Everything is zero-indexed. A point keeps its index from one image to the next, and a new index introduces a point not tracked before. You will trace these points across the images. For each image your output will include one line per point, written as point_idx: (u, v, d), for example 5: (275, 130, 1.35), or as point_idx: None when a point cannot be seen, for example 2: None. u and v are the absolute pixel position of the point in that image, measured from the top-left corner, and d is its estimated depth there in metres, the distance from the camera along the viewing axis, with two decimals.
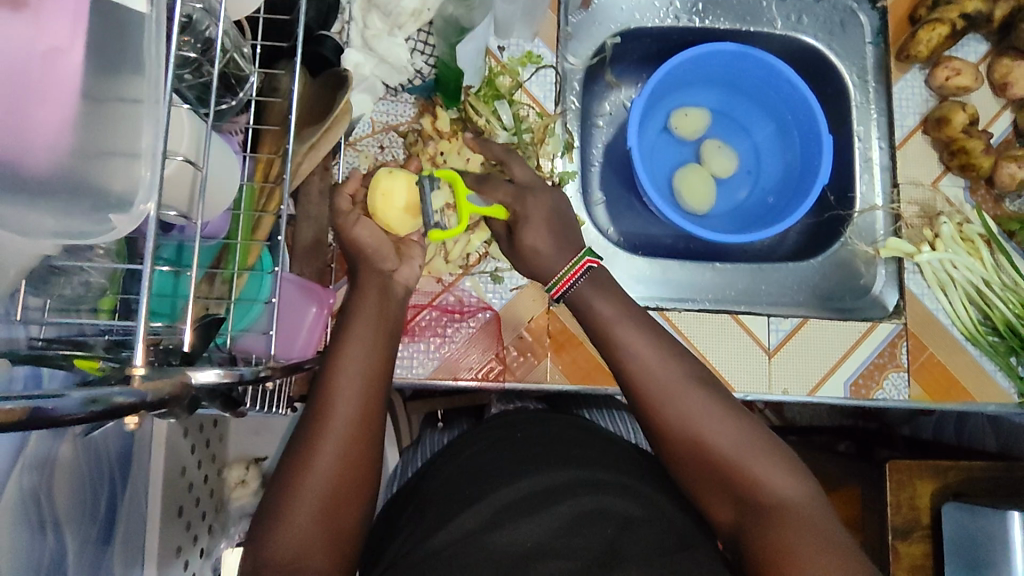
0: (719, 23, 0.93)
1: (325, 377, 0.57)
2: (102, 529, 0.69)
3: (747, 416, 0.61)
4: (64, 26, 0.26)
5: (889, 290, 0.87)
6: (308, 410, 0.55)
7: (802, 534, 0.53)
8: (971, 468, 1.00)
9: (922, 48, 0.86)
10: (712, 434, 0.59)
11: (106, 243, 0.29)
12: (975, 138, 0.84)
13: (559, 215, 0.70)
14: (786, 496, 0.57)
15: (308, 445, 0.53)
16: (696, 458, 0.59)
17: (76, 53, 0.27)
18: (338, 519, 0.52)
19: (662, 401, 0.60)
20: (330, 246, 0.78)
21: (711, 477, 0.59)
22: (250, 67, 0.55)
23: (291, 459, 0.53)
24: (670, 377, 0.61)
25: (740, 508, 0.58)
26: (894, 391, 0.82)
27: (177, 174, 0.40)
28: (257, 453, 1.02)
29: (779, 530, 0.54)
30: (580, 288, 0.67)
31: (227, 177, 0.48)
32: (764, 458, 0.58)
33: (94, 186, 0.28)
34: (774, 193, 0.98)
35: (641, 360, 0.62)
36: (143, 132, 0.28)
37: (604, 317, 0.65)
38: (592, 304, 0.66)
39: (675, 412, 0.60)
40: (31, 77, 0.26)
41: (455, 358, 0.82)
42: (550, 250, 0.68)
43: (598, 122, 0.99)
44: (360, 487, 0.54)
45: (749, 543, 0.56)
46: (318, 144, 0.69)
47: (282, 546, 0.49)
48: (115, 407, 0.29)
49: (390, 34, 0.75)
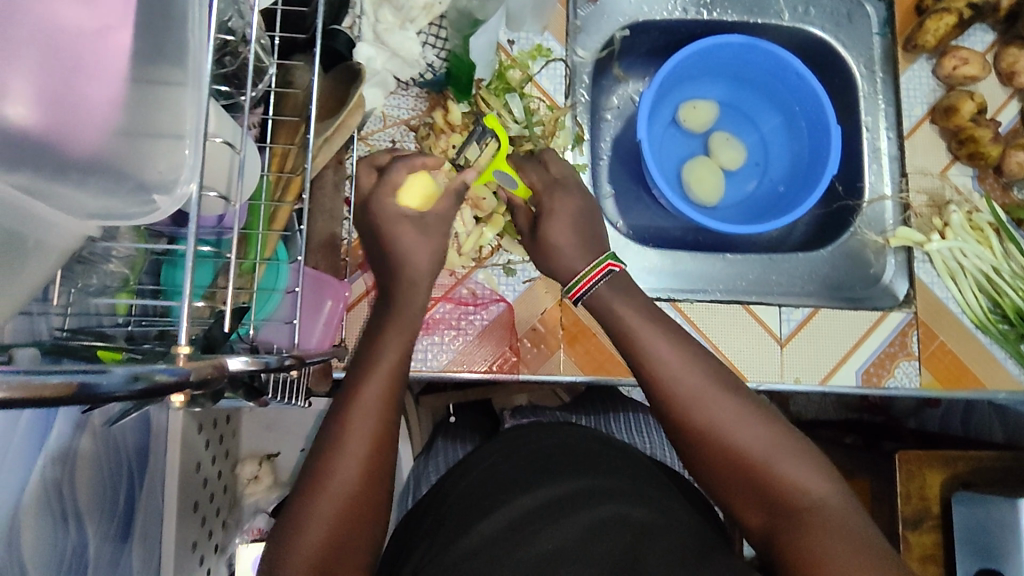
0: (727, 15, 0.94)
1: (353, 388, 0.60)
2: (120, 526, 0.69)
3: (773, 418, 0.63)
4: (115, 7, 0.27)
5: (899, 279, 0.88)
6: (335, 416, 0.58)
7: (827, 535, 0.54)
8: (981, 458, 1.00)
9: (930, 37, 0.87)
10: (734, 435, 0.61)
11: (147, 225, 0.30)
12: (983, 126, 0.85)
13: (577, 218, 0.75)
14: (811, 495, 0.58)
15: (331, 451, 0.56)
16: (720, 459, 0.61)
17: (125, 33, 0.27)
18: (365, 516, 0.56)
19: (686, 405, 0.63)
20: (343, 241, 0.80)
21: (731, 476, 0.61)
22: (269, 60, 0.56)
23: (318, 460, 0.56)
24: (694, 381, 0.64)
25: (767, 509, 0.59)
26: (906, 379, 0.83)
27: (217, 153, 0.42)
28: (269, 449, 1.03)
29: (804, 531, 0.55)
30: (598, 292, 0.71)
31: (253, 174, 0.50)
32: (786, 458, 0.60)
33: (137, 167, 0.28)
34: (784, 182, 0.98)
35: (665, 366, 0.65)
36: (185, 112, 0.29)
37: (630, 324, 0.68)
38: (613, 309, 0.69)
39: (698, 415, 0.62)
40: (81, 53, 0.26)
41: (469, 350, 0.82)
42: (572, 246, 0.74)
43: (607, 115, 1.00)
44: (381, 486, 0.57)
45: (775, 544, 0.57)
46: (332, 138, 0.70)
47: (309, 543, 0.52)
48: (155, 386, 0.29)
49: (401, 27, 0.75)
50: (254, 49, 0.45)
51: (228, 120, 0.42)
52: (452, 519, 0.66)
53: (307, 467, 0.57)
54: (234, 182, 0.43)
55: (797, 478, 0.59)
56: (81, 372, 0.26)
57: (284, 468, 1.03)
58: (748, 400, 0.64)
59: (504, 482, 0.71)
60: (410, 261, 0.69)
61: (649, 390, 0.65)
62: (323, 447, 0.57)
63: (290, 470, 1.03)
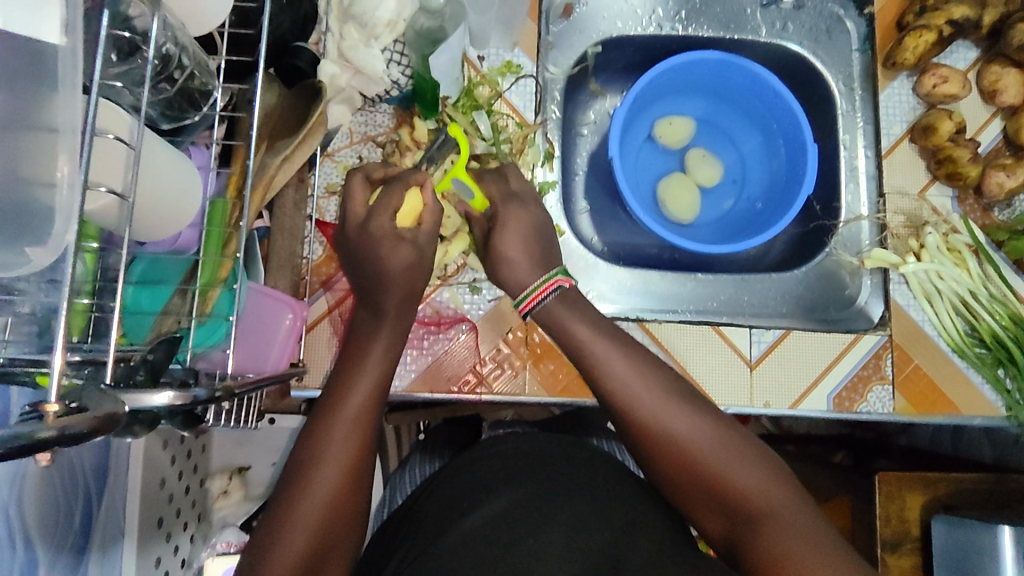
0: (702, 31, 0.92)
1: (328, 400, 0.61)
2: (78, 537, 0.66)
3: (735, 428, 0.63)
4: None
5: (875, 301, 0.86)
6: (310, 427, 0.60)
7: (789, 532, 0.53)
8: (962, 480, 0.98)
9: (909, 55, 0.85)
10: (697, 449, 0.60)
11: (24, 275, 0.30)
12: (962, 146, 0.83)
13: (536, 239, 0.74)
14: (768, 500, 0.57)
15: (307, 463, 0.57)
16: (683, 473, 0.60)
17: None
18: (343, 524, 0.57)
19: (649, 423, 0.62)
20: (303, 260, 0.79)
21: (697, 491, 0.60)
22: (214, 82, 0.54)
23: (294, 476, 0.57)
24: (654, 398, 0.63)
25: (729, 516, 0.58)
26: (878, 404, 0.81)
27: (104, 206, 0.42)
28: (239, 462, 1.02)
29: (765, 533, 0.54)
30: (548, 307, 0.69)
31: (166, 192, 0.49)
32: (745, 466, 0.59)
33: (9, 218, 0.28)
34: (762, 199, 0.97)
35: (626, 383, 0.64)
36: (59, 159, 0.29)
37: (586, 345, 0.66)
38: (565, 328, 0.68)
39: (660, 433, 0.62)
40: None
41: (433, 370, 0.81)
42: (523, 271, 0.72)
43: (582, 130, 0.99)
44: (359, 494, 0.58)
45: (743, 551, 0.56)
46: (292, 156, 0.69)
47: (283, 552, 0.53)
48: (39, 442, 0.28)
49: (366, 44, 0.74)
50: (151, 75, 0.42)
51: (121, 158, 0.42)
52: (413, 543, 0.65)
53: (284, 483, 0.58)
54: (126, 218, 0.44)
55: (757, 484, 0.58)
56: None
57: (256, 482, 1.02)
58: (708, 410, 0.63)
59: (464, 499, 0.69)
60: (369, 280, 0.68)
61: (609, 411, 0.65)
62: (298, 460, 0.58)
63: (262, 482, 1.03)
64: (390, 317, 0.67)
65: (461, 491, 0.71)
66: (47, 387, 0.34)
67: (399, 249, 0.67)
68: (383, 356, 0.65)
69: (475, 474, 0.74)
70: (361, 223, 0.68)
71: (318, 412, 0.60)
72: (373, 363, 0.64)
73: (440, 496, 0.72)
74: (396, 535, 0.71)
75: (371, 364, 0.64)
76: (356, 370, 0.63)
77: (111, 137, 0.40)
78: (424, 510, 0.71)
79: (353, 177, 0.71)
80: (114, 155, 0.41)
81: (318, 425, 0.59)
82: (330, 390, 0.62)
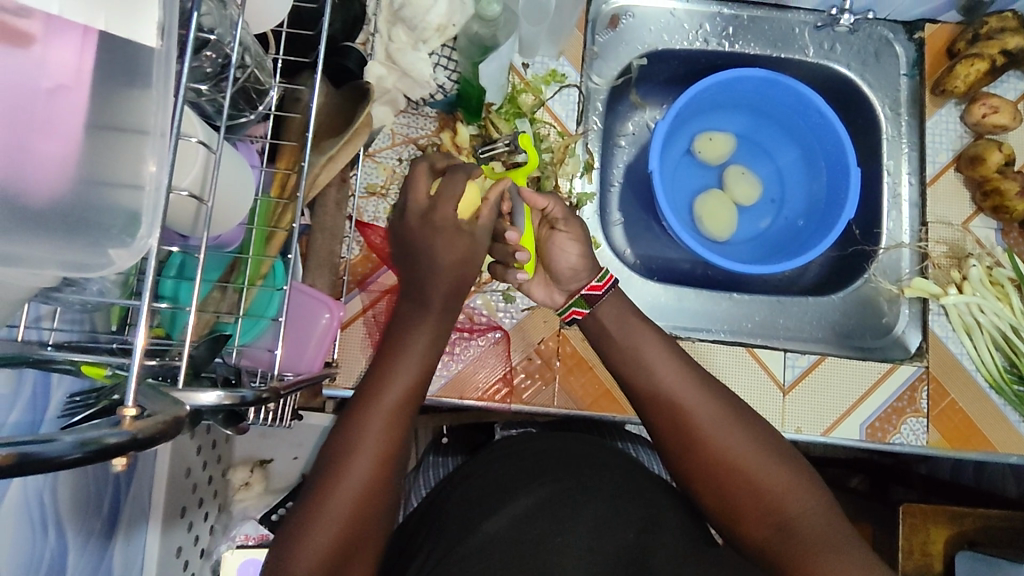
0: (748, 49, 0.92)
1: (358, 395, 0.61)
2: (107, 525, 0.65)
3: (770, 436, 0.64)
4: (69, 60, 0.27)
5: (912, 331, 0.85)
6: (340, 421, 0.60)
7: (829, 555, 0.55)
8: (988, 516, 0.97)
9: (959, 83, 0.84)
10: (747, 466, 0.61)
11: (103, 275, 0.30)
12: (1010, 178, 0.82)
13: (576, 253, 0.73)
14: (801, 508, 0.59)
15: (338, 453, 0.57)
16: (720, 476, 0.62)
17: (80, 90, 0.27)
18: (373, 513, 0.57)
19: (701, 434, 0.63)
20: (342, 258, 0.79)
21: (734, 496, 0.61)
22: (270, 82, 0.55)
23: (327, 462, 0.57)
24: (698, 400, 0.64)
25: (764, 521, 0.59)
26: (912, 436, 0.80)
27: (180, 206, 0.44)
28: (262, 455, 1.01)
29: (806, 552, 0.56)
30: (609, 299, 0.71)
31: (237, 189, 0.49)
32: (781, 473, 0.61)
33: (93, 222, 0.29)
34: (803, 217, 0.96)
35: (671, 383, 0.65)
36: (146, 160, 0.29)
37: (647, 356, 0.67)
38: (612, 332, 0.70)
39: (710, 445, 0.62)
40: (34, 112, 0.27)
41: (463, 377, 0.80)
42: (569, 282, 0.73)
43: (621, 141, 0.97)
44: (389, 486, 0.59)
45: (777, 565, 0.58)
46: (337, 156, 0.68)
47: (318, 536, 0.53)
48: (107, 449, 0.27)
49: (415, 47, 0.73)
50: (234, 74, 0.42)
51: (200, 161, 0.43)
52: (436, 546, 0.64)
53: (314, 471, 0.58)
54: (201, 222, 0.46)
55: (802, 508, 0.59)
56: (25, 441, 0.24)
57: (278, 477, 1.01)
58: (747, 417, 0.65)
59: (487, 496, 0.68)
60: (423, 265, 0.64)
61: (656, 418, 0.65)
62: (330, 451, 0.58)
63: (282, 476, 1.01)
64: (438, 308, 0.64)
65: (487, 487, 0.70)
66: (126, 391, 0.33)
67: (458, 242, 0.63)
68: (426, 350, 0.63)
69: (499, 470, 0.72)
70: (423, 212, 0.64)
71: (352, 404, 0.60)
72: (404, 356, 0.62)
73: (466, 487, 0.71)
74: (418, 535, 0.70)
75: (413, 358, 0.62)
76: (396, 362, 0.62)
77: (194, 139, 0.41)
78: (446, 506, 0.70)
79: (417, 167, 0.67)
80: (193, 160, 0.42)
81: (354, 415, 0.59)
82: (365, 384, 0.62)
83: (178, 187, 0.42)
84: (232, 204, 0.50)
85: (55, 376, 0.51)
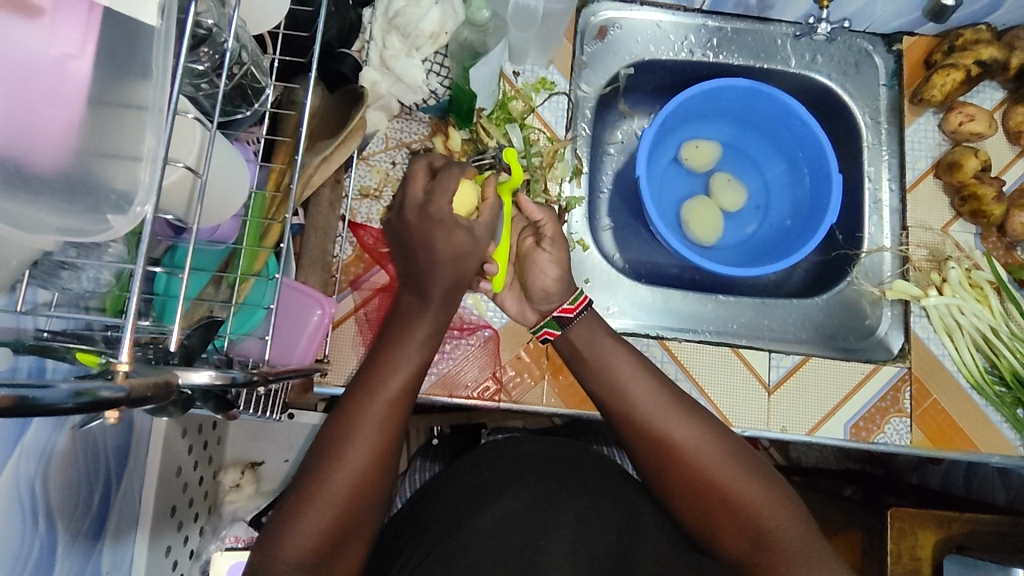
0: (732, 59, 0.95)
1: (340, 410, 0.62)
2: (95, 522, 0.64)
3: (748, 452, 0.66)
4: (75, 33, 0.29)
5: (895, 333, 0.87)
6: (323, 437, 0.61)
7: (805, 565, 0.57)
8: (977, 521, 0.97)
9: (936, 92, 0.87)
10: (724, 483, 0.63)
11: (100, 241, 0.32)
12: (987, 184, 0.84)
13: (564, 254, 0.75)
14: (776, 523, 0.61)
15: (319, 470, 0.59)
16: (698, 492, 0.63)
17: (86, 60, 0.29)
18: (351, 527, 0.58)
19: (678, 450, 0.64)
20: (335, 258, 0.81)
21: (711, 511, 0.62)
22: (267, 80, 0.56)
23: (310, 477, 0.59)
24: (675, 417, 0.66)
25: (742, 535, 0.61)
26: (895, 436, 0.81)
27: (178, 181, 0.44)
28: (254, 457, 1.02)
29: (781, 564, 0.58)
30: (581, 322, 0.72)
31: (233, 180, 0.51)
32: (757, 490, 0.62)
33: (92, 189, 0.30)
34: (790, 217, 0.98)
35: (646, 399, 0.66)
36: (146, 135, 0.31)
37: (621, 370, 0.68)
38: (594, 338, 0.71)
39: (689, 463, 0.63)
40: (42, 83, 0.28)
41: (453, 375, 0.82)
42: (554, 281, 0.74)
43: (609, 149, 1.00)
44: (371, 500, 0.60)
45: None
46: (330, 157, 0.69)
47: (296, 548, 0.55)
48: (101, 401, 0.28)
49: (409, 54, 0.78)
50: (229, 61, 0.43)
51: (197, 140, 0.45)
52: (424, 539, 0.65)
53: (296, 485, 0.59)
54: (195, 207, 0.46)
55: (777, 521, 0.61)
56: (20, 386, 0.26)
57: (269, 477, 1.01)
58: (722, 433, 0.66)
59: (474, 494, 0.69)
60: (415, 264, 0.66)
61: (633, 434, 0.66)
62: (313, 466, 0.60)
63: (274, 479, 1.02)
64: (432, 305, 0.66)
65: (474, 486, 0.70)
66: (121, 351, 0.35)
67: (455, 235, 0.64)
68: (423, 342, 0.65)
69: (488, 468, 0.73)
70: (422, 206, 0.65)
71: (335, 420, 0.61)
72: (383, 368, 0.63)
73: (454, 486, 0.72)
74: (404, 533, 0.70)
75: (396, 374, 0.63)
76: (379, 379, 0.63)
77: (190, 115, 0.44)
78: (434, 505, 0.70)
79: (415, 166, 0.68)
80: (190, 138, 0.44)
81: (337, 430, 0.60)
82: (347, 400, 0.63)
83: (179, 161, 0.44)
84: (226, 197, 0.51)
85: (49, 362, 0.50)
